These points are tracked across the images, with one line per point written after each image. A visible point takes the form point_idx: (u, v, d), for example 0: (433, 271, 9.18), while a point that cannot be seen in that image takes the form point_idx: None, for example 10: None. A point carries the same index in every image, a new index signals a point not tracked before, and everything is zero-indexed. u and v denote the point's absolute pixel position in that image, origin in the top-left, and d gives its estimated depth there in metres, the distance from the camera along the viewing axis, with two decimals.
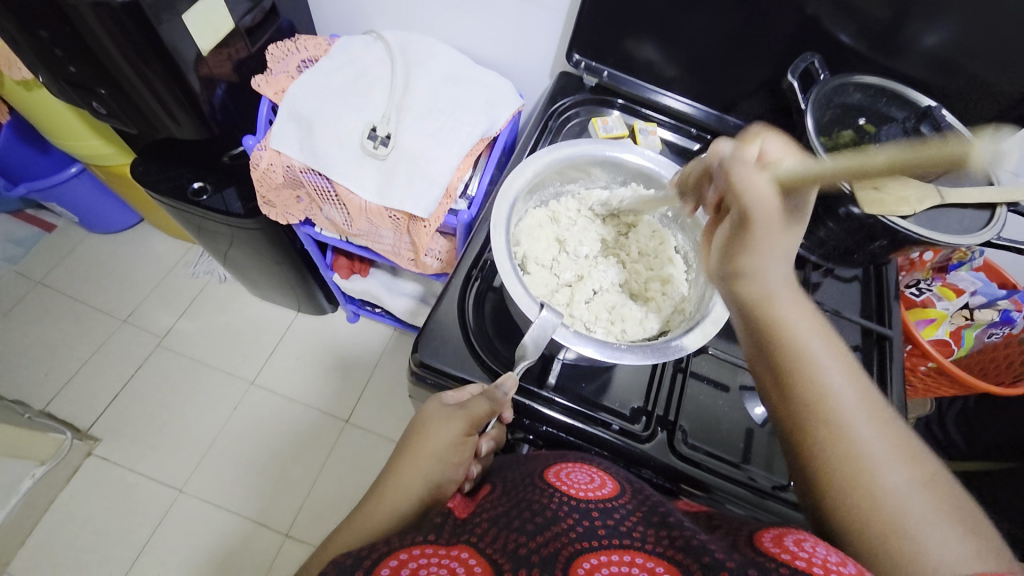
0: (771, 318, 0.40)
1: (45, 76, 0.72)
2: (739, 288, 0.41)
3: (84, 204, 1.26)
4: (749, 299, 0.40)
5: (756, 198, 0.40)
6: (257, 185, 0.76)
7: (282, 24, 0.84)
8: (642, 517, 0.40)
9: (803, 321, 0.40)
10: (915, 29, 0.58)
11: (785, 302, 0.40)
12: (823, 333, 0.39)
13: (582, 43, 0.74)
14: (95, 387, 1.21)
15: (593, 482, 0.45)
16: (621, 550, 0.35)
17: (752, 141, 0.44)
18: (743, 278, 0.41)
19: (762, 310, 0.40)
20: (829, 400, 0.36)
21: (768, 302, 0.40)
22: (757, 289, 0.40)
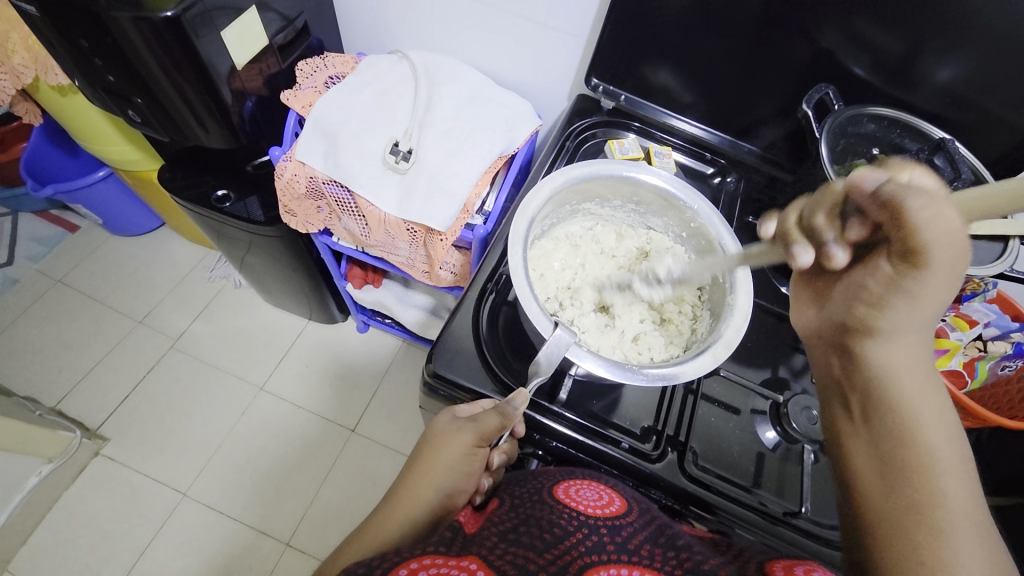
0: (900, 395, 0.39)
1: (85, 84, 0.75)
2: (863, 344, 0.41)
3: (109, 206, 1.30)
4: (874, 355, 0.40)
5: (935, 238, 0.34)
6: (281, 194, 0.78)
7: (312, 42, 0.88)
8: (648, 537, 0.42)
9: (930, 401, 0.38)
10: (930, 62, 0.60)
11: (913, 379, 0.39)
12: (940, 402, 0.38)
13: (600, 67, 0.77)
14: (107, 386, 1.23)
15: (602, 500, 0.45)
16: (628, 566, 0.39)
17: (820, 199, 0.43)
18: (880, 339, 0.40)
19: (888, 379, 0.39)
20: (930, 476, 0.35)
21: (896, 375, 0.39)
22: (884, 351, 0.40)
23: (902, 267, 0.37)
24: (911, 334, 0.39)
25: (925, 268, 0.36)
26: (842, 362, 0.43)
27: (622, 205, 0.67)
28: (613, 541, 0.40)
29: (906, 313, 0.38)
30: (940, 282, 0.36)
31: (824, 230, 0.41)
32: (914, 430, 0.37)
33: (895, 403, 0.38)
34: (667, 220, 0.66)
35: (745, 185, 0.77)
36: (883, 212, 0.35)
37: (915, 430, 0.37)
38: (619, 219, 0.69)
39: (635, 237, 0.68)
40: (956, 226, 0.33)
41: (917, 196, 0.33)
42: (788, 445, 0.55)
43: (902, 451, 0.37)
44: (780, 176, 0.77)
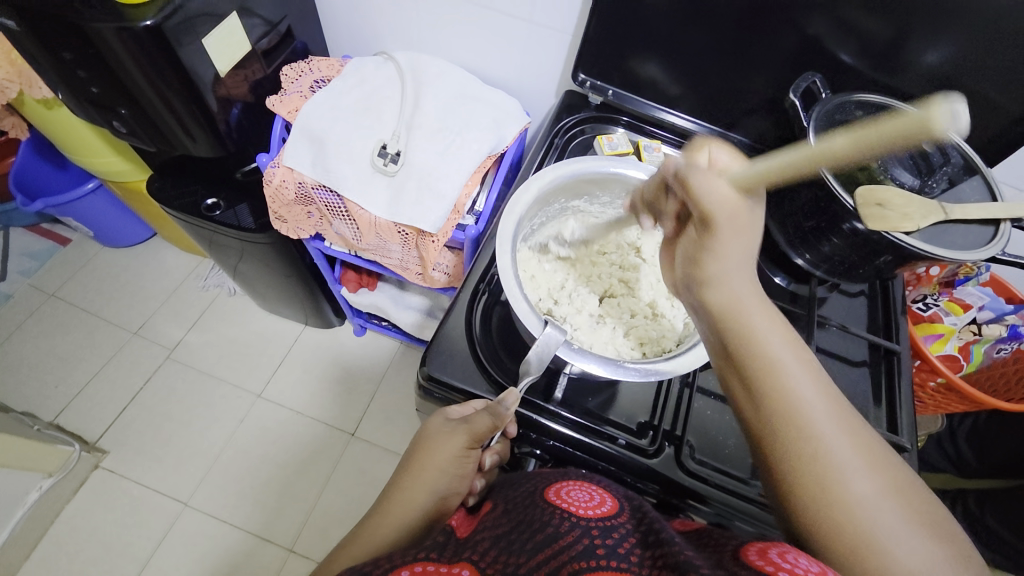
0: (744, 329, 0.38)
1: (69, 96, 0.74)
2: (703, 293, 0.39)
3: (100, 218, 1.29)
4: (713, 302, 0.39)
5: (716, 204, 0.38)
6: (270, 201, 0.78)
7: (297, 46, 0.87)
8: (639, 540, 0.39)
9: (767, 324, 0.38)
10: (917, 47, 0.59)
11: (750, 308, 0.38)
12: (771, 315, 0.38)
13: (587, 63, 0.76)
14: (104, 399, 1.23)
15: (593, 500, 0.44)
16: (617, 573, 0.35)
17: (698, 151, 0.42)
18: (710, 286, 0.39)
19: (729, 319, 0.38)
20: (800, 411, 0.35)
21: (738, 309, 0.38)
22: (722, 293, 0.38)
23: (701, 233, 0.39)
24: (736, 273, 0.39)
25: (728, 227, 0.38)
26: (692, 312, 0.41)
27: (612, 201, 0.67)
28: (602, 545, 0.37)
29: (731, 257, 0.38)
30: (739, 234, 0.38)
31: (658, 203, 0.47)
32: (765, 363, 0.37)
33: (744, 340, 0.37)
34: None
35: None
36: (681, 189, 0.41)
37: (769, 365, 0.36)
38: (609, 215, 0.69)
39: (626, 233, 0.68)
40: (730, 194, 0.38)
41: (701, 172, 0.39)
42: None
43: (770, 396, 0.36)
44: None
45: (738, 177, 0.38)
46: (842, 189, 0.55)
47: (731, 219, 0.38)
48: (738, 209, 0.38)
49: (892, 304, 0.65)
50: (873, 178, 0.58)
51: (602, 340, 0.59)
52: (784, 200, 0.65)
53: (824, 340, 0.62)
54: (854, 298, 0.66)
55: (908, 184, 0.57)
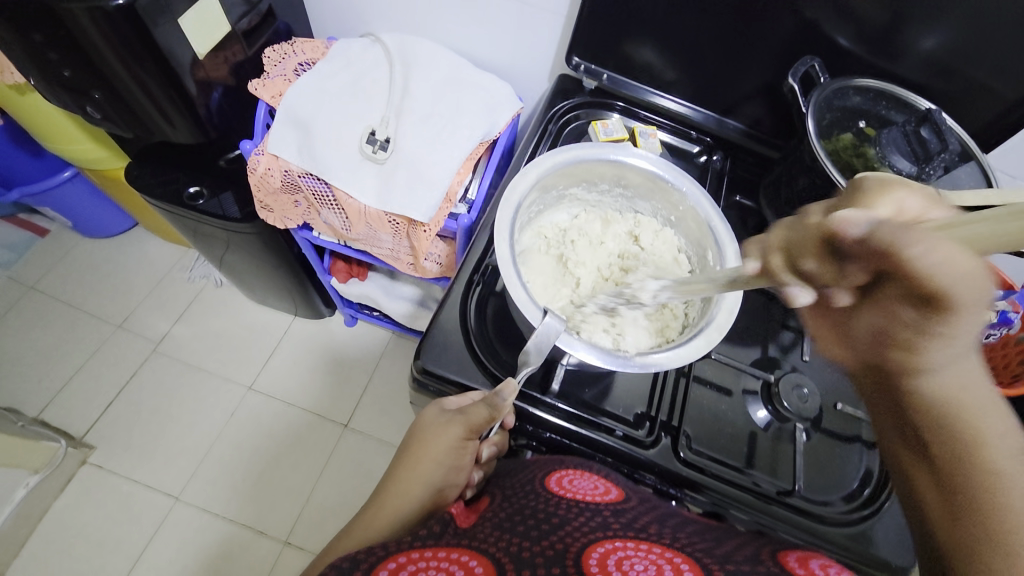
0: (963, 427, 0.33)
1: (37, 79, 0.70)
2: (914, 382, 0.33)
3: (78, 207, 1.25)
4: (926, 391, 0.33)
5: (956, 281, 0.26)
6: (255, 189, 0.75)
7: (279, 27, 0.84)
8: (652, 519, 0.42)
9: (1000, 429, 0.32)
10: (914, 32, 0.59)
11: (977, 407, 0.33)
12: (1012, 425, 0.32)
13: (581, 46, 0.74)
14: (89, 394, 1.20)
15: (599, 489, 0.46)
16: (634, 539, 0.37)
17: (881, 200, 0.32)
18: (926, 376, 0.32)
19: (948, 413, 0.33)
20: (1022, 534, 0.30)
21: (959, 403, 0.33)
22: (938, 386, 0.33)
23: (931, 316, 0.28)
24: (961, 364, 0.32)
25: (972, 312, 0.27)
26: (886, 393, 0.35)
27: (609, 189, 0.65)
28: (615, 521, 0.40)
29: (962, 345, 0.30)
30: (985, 322, 0.28)
31: (821, 270, 0.32)
32: (998, 465, 0.32)
33: (970, 439, 0.32)
34: (655, 204, 0.64)
35: (731, 163, 0.76)
36: (876, 260, 0.28)
37: (1002, 474, 0.31)
38: (606, 204, 0.68)
39: (623, 222, 0.67)
40: (974, 267, 0.25)
41: (919, 237, 0.26)
42: (780, 424, 0.55)
43: (991, 495, 0.31)
44: (766, 153, 0.76)
45: (962, 233, 0.26)
46: (837, 174, 0.55)
47: (978, 295, 0.26)
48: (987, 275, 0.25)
49: None
50: (869, 165, 0.58)
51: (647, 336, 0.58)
52: (781, 187, 0.65)
53: None
54: None
55: (905, 172, 0.56)
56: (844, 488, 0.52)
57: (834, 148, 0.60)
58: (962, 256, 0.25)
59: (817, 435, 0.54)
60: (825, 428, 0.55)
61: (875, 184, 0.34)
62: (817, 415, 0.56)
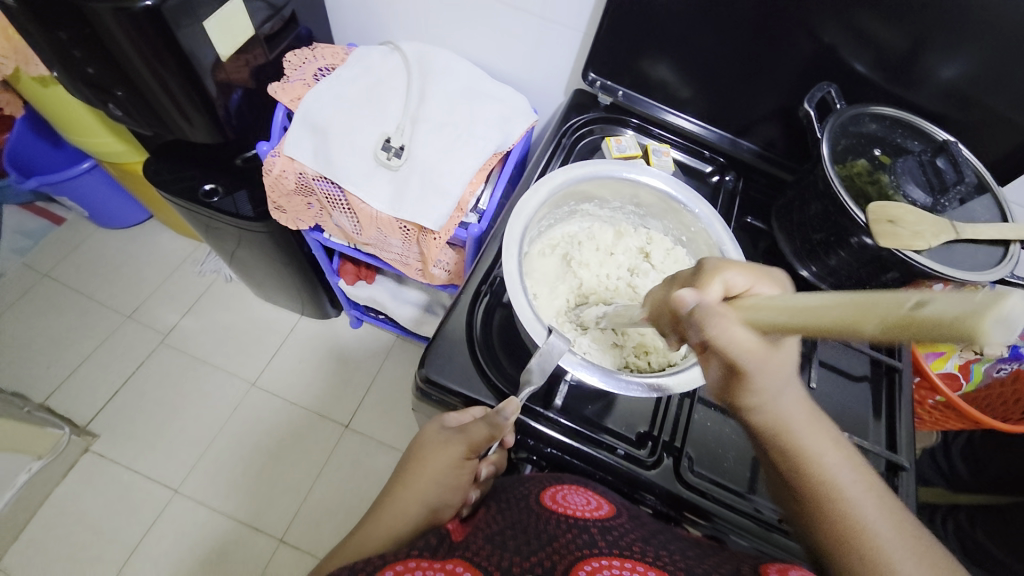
0: (794, 443, 0.41)
1: (63, 75, 0.72)
2: (748, 415, 0.42)
3: (95, 198, 1.26)
4: (760, 421, 0.41)
5: (741, 352, 0.37)
6: (269, 191, 0.76)
7: (301, 32, 0.85)
8: (640, 537, 0.42)
9: (818, 441, 0.41)
10: (933, 61, 0.58)
11: (802, 426, 0.41)
12: (829, 437, 0.42)
13: (598, 62, 0.75)
14: (96, 382, 1.21)
15: (590, 504, 0.46)
16: (619, 558, 0.38)
17: (709, 282, 0.38)
18: (756, 408, 0.41)
19: (778, 435, 0.41)
20: (844, 509, 0.38)
21: (789, 428, 0.41)
22: (767, 415, 0.41)
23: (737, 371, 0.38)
24: (783, 396, 0.41)
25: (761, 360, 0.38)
26: (736, 429, 0.44)
27: (622, 206, 0.65)
28: (602, 539, 0.40)
29: (775, 381, 0.40)
30: (778, 361, 0.39)
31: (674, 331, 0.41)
32: (818, 471, 0.40)
33: (798, 452, 0.40)
34: (667, 223, 0.65)
35: (744, 184, 0.76)
36: (695, 332, 0.38)
37: (822, 475, 0.39)
38: (618, 220, 0.68)
39: (634, 238, 0.67)
40: (757, 337, 0.36)
41: (720, 320, 0.36)
42: None
43: (816, 492, 0.39)
44: (779, 175, 0.75)
45: (754, 317, 0.35)
46: (851, 202, 0.55)
47: (761, 356, 0.37)
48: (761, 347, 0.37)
49: None
50: (883, 193, 0.58)
51: (631, 351, 0.59)
52: (794, 211, 0.64)
53: (827, 354, 0.62)
54: None
55: (920, 202, 0.56)
56: None
57: (848, 174, 0.59)
58: (745, 331, 0.36)
59: None
60: None
61: (713, 266, 0.40)
62: None
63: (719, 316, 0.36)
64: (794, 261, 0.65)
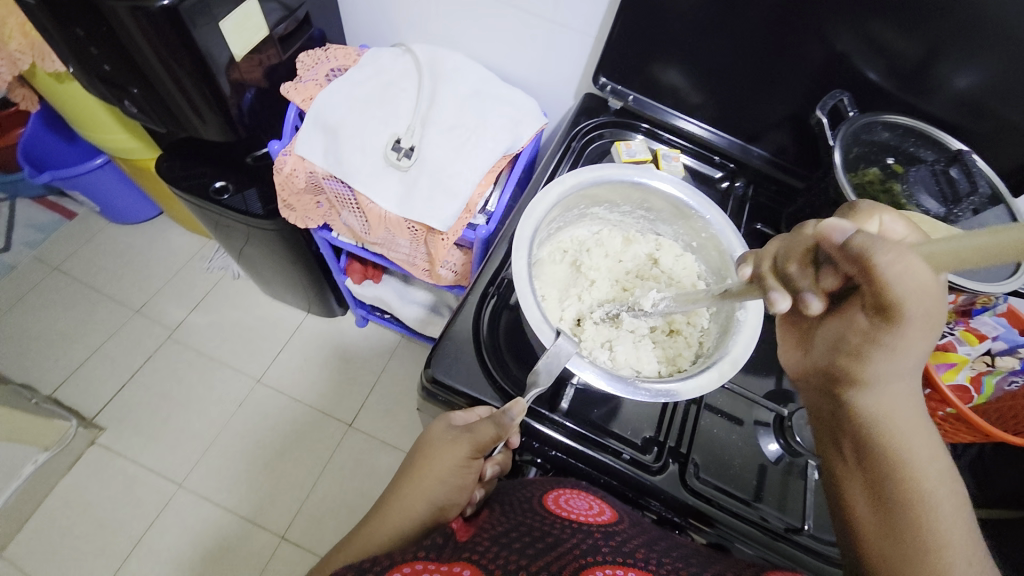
0: (890, 439, 0.36)
1: (80, 71, 0.73)
2: (851, 392, 0.37)
3: (106, 193, 1.28)
4: (863, 403, 0.37)
5: (910, 293, 0.31)
6: (280, 189, 0.77)
7: (314, 33, 0.86)
8: (642, 543, 0.42)
9: (921, 445, 0.36)
10: (946, 70, 0.58)
11: (904, 422, 0.36)
12: (931, 441, 0.36)
13: (609, 66, 0.75)
14: (103, 375, 1.22)
15: (593, 509, 0.45)
16: (622, 566, 0.38)
17: (866, 220, 0.38)
18: (866, 385, 0.36)
19: (880, 425, 0.36)
20: (925, 525, 0.34)
21: (891, 420, 0.36)
22: (873, 398, 0.36)
23: (875, 324, 0.34)
24: (900, 378, 0.36)
25: (910, 321, 0.32)
26: (829, 408, 0.39)
27: (632, 210, 0.65)
28: (607, 545, 0.40)
29: (903, 358, 0.34)
30: (924, 333, 0.33)
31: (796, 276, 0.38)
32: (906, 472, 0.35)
33: (893, 451, 0.36)
34: (677, 228, 0.64)
35: (754, 190, 0.76)
36: (850, 264, 0.32)
37: (913, 474, 0.35)
38: (627, 224, 0.68)
39: (643, 243, 0.67)
40: (924, 281, 0.30)
41: (891, 249, 0.30)
42: (791, 458, 0.54)
43: (900, 497, 0.35)
44: (789, 182, 0.75)
45: (927, 248, 0.30)
46: None
47: (922, 310, 0.31)
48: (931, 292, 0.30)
49: None
50: (896, 202, 0.58)
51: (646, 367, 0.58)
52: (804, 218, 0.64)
53: None
54: None
55: (932, 212, 0.56)
56: None
57: (860, 182, 0.60)
58: (916, 270, 0.30)
59: None
60: None
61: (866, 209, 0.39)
62: None
63: (887, 245, 0.30)
64: None
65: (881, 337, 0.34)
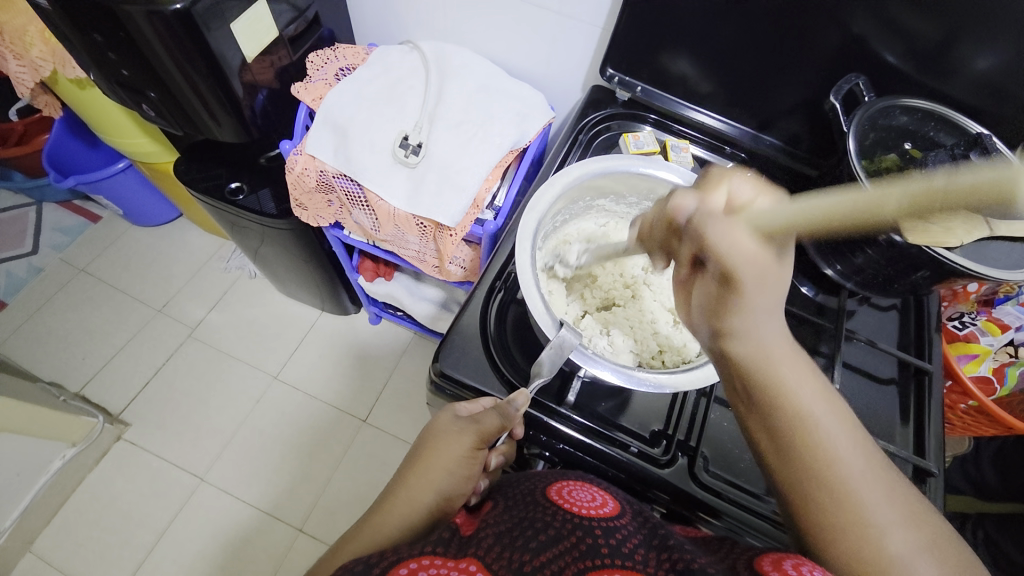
0: (769, 379, 0.37)
1: (100, 78, 0.75)
2: (727, 344, 0.38)
3: (128, 197, 1.32)
4: (739, 353, 0.38)
5: (741, 263, 0.36)
6: (292, 188, 0.78)
7: (324, 33, 0.87)
8: (642, 541, 0.41)
9: (798, 376, 0.37)
10: (966, 51, 0.56)
11: (781, 357, 0.37)
12: (803, 366, 0.38)
13: (616, 57, 0.74)
14: (128, 373, 1.27)
15: (596, 501, 0.45)
16: (622, 570, 0.36)
17: (714, 190, 0.40)
18: (735, 336, 0.38)
19: (756, 370, 0.37)
20: (826, 454, 0.35)
21: (765, 360, 0.37)
22: (746, 345, 0.37)
23: (724, 289, 0.37)
24: (764, 322, 0.37)
25: (752, 280, 0.36)
26: (713, 361, 0.40)
27: (640, 202, 0.65)
28: (606, 543, 0.38)
29: (757, 310, 0.37)
30: (765, 286, 0.37)
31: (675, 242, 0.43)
32: (790, 402, 0.36)
33: (773, 390, 0.37)
34: None
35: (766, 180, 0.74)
36: (695, 239, 0.38)
37: (790, 402, 0.36)
38: (635, 216, 0.67)
39: None
40: (752, 247, 0.36)
41: (717, 224, 0.37)
42: None
43: (795, 436, 0.36)
44: (803, 170, 0.74)
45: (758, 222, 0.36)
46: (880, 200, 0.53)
47: (756, 272, 0.36)
48: (759, 259, 0.36)
49: (926, 320, 0.62)
50: None
51: (646, 352, 0.58)
52: None
53: (852, 355, 0.60)
54: (885, 312, 0.63)
55: None
56: None
57: (878, 167, 0.59)
58: (745, 237, 0.36)
59: None
60: None
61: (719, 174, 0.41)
62: None
63: (719, 221, 0.37)
64: (818, 260, 0.63)
65: (733, 299, 0.37)
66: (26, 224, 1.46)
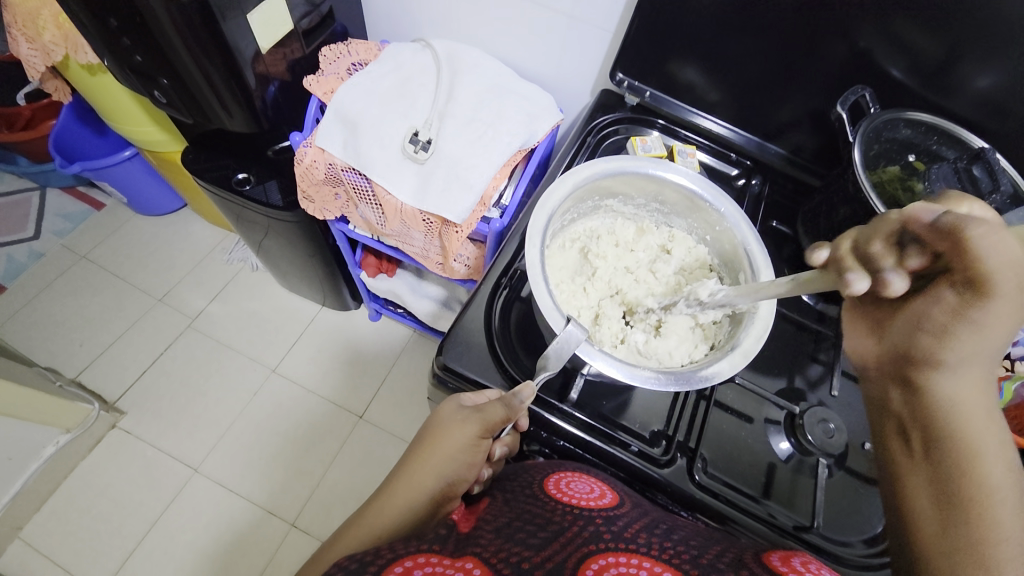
0: (954, 429, 0.36)
1: (114, 64, 0.76)
2: (932, 375, 0.37)
3: (133, 185, 1.32)
4: (936, 387, 0.36)
5: (1002, 269, 0.31)
6: (299, 179, 0.79)
7: (337, 28, 0.88)
8: (645, 526, 0.42)
9: (990, 438, 0.35)
10: (969, 69, 0.57)
11: (972, 411, 0.35)
12: (1005, 437, 0.35)
13: (626, 62, 0.75)
14: (126, 361, 1.26)
15: (594, 492, 0.45)
16: (627, 553, 0.38)
17: (954, 203, 0.35)
18: (943, 370, 0.36)
19: (950, 414, 0.36)
20: (991, 505, 0.33)
21: (962, 407, 0.36)
22: (948, 384, 0.36)
23: (963, 306, 0.33)
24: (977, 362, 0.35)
25: (1006, 293, 0.32)
26: (901, 397, 0.39)
27: (646, 203, 0.66)
28: (608, 530, 0.40)
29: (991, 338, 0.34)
30: (1016, 307, 0.32)
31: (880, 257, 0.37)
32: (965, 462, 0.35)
33: (954, 438, 0.35)
34: (692, 222, 0.64)
35: (770, 188, 0.75)
36: (938, 236, 0.32)
37: (974, 455, 0.35)
38: (642, 217, 0.68)
39: (657, 235, 0.67)
40: (1015, 259, 0.31)
41: (983, 223, 0.31)
42: (802, 457, 0.54)
43: (963, 479, 0.35)
44: (806, 180, 0.75)
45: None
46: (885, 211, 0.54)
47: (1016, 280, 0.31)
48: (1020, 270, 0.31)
49: None
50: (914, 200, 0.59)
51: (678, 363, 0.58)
52: (820, 216, 0.64)
53: None
54: None
55: None
56: (866, 532, 0.50)
57: (878, 179, 0.61)
58: (1008, 247, 0.31)
59: (840, 473, 0.52)
60: (850, 467, 0.53)
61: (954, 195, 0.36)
62: (843, 454, 0.54)
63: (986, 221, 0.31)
64: None
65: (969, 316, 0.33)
66: (29, 209, 1.46)
